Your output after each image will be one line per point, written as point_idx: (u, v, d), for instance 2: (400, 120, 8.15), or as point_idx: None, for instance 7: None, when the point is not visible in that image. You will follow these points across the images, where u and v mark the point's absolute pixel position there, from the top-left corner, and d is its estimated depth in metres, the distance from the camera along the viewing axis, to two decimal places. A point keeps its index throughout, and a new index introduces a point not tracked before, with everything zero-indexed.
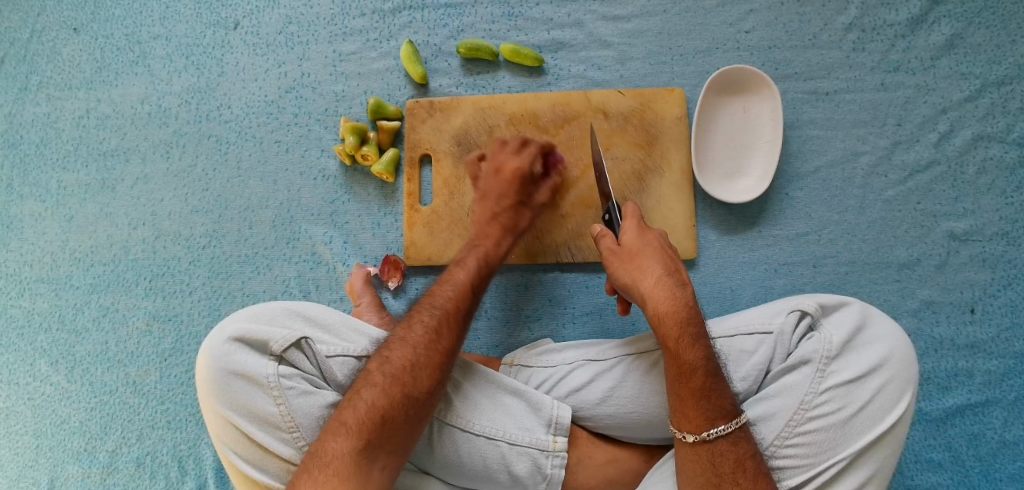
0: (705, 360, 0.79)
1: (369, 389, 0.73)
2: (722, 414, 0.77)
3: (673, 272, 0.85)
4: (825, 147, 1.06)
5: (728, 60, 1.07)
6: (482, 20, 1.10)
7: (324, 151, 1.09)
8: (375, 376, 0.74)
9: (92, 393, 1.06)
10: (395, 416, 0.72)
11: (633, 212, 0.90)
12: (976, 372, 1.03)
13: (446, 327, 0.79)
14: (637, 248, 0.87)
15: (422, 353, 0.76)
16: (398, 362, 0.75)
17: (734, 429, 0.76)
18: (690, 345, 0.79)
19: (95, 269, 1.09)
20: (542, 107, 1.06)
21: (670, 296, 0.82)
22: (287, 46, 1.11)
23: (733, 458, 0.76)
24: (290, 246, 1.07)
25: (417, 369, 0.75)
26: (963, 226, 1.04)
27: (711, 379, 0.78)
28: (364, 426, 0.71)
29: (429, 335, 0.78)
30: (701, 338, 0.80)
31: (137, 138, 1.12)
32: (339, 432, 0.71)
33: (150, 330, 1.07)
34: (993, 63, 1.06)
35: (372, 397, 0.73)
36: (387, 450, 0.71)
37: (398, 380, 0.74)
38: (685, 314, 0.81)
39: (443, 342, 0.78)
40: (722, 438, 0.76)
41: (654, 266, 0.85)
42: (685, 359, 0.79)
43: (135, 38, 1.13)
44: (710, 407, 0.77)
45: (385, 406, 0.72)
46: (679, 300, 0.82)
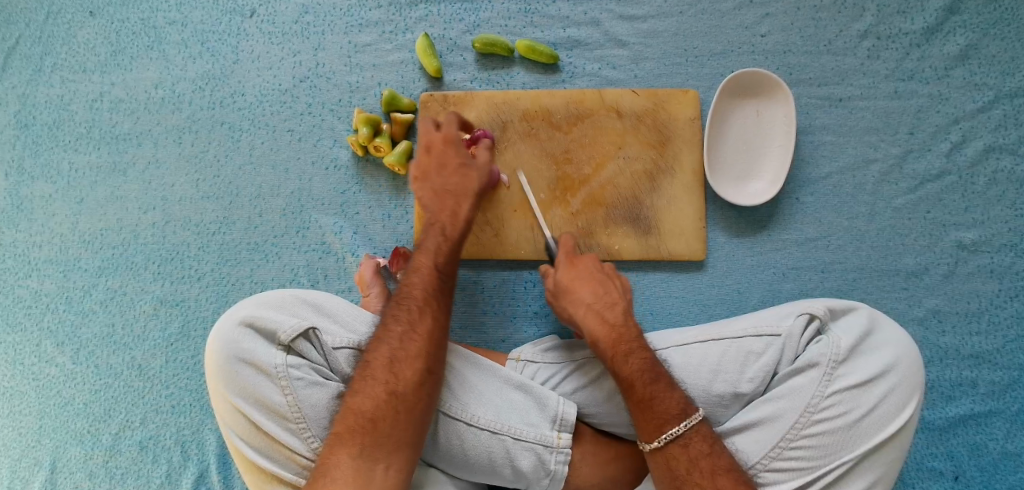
0: (643, 368, 0.82)
1: (356, 396, 0.76)
2: (669, 418, 0.78)
3: (601, 296, 0.90)
4: (837, 153, 1.06)
5: (742, 63, 1.08)
6: (498, 16, 1.10)
7: (337, 141, 1.09)
8: (356, 383, 0.77)
9: (97, 375, 1.06)
10: (387, 417, 0.74)
11: (567, 245, 0.96)
12: (980, 382, 1.03)
13: (421, 316, 0.82)
14: (575, 280, 0.92)
15: (401, 347, 0.79)
16: (377, 363, 0.78)
17: (685, 430, 0.77)
18: (625, 360, 0.83)
19: (104, 252, 1.09)
20: (556, 104, 1.06)
21: (600, 320, 0.87)
22: (303, 35, 1.11)
23: (688, 459, 0.76)
24: (300, 235, 1.07)
25: (395, 364, 0.77)
26: (972, 236, 1.05)
27: (653, 386, 0.80)
28: (359, 433, 0.73)
29: (405, 328, 0.80)
30: (634, 352, 0.84)
31: (150, 123, 1.12)
32: (338, 453, 0.72)
33: (157, 314, 1.07)
34: (1006, 74, 1.06)
35: (361, 403, 0.75)
36: (389, 453, 0.74)
37: (381, 380, 0.76)
38: (617, 334, 0.86)
39: (420, 330, 0.80)
40: (674, 441, 0.77)
41: (584, 295, 0.90)
42: (624, 375, 0.82)
43: (150, 23, 1.14)
44: (657, 413, 0.79)
45: (374, 409, 0.75)
46: (610, 323, 0.87)
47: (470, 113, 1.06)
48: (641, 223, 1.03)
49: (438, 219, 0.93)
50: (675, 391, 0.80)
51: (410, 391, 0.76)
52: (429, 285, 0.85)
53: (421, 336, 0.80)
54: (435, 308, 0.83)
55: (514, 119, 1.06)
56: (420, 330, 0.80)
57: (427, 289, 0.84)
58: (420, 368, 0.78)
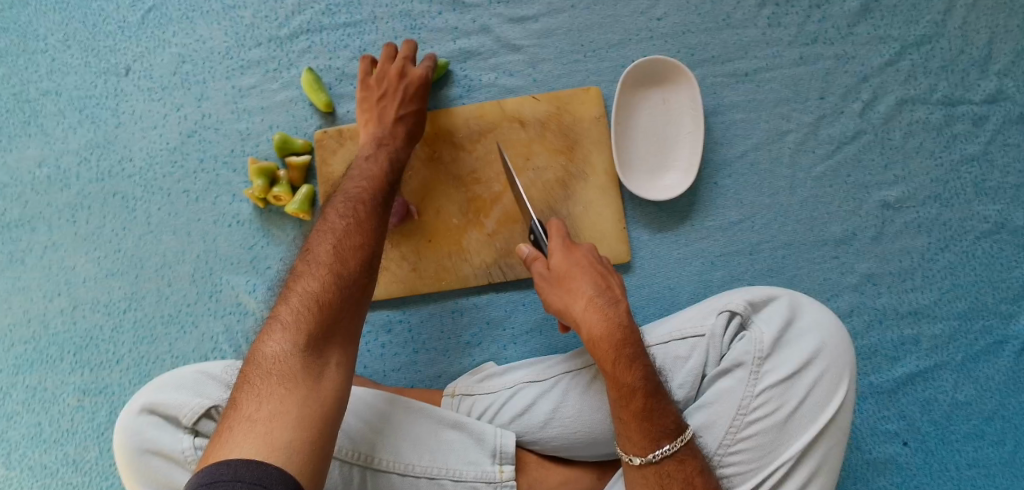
0: (645, 377, 0.76)
1: (300, 281, 0.72)
2: (667, 433, 0.75)
3: (604, 290, 0.81)
4: (750, 130, 1.03)
5: (642, 51, 1.04)
6: (384, 37, 1.05)
7: (236, 195, 1.04)
8: (298, 275, 0.73)
9: (32, 477, 1.01)
10: (333, 303, 0.70)
11: (559, 231, 0.85)
12: (922, 338, 1.02)
13: (363, 211, 0.79)
14: (575, 268, 0.82)
15: (344, 237, 0.76)
16: (319, 254, 0.75)
17: (679, 447, 0.74)
18: (626, 366, 0.76)
19: (16, 349, 1.03)
20: (456, 122, 1.01)
21: (603, 317, 0.79)
22: (184, 87, 1.05)
23: (684, 476, 0.74)
24: (214, 299, 1.02)
25: (339, 252, 0.75)
26: (895, 194, 1.03)
27: (654, 401, 0.75)
28: (302, 317, 0.68)
29: (350, 220, 0.78)
30: (640, 358, 0.77)
31: (40, 204, 1.05)
32: (278, 338, 0.67)
33: (82, 405, 1.02)
34: (910, 23, 1.03)
35: (304, 287, 0.71)
36: (333, 346, 0.69)
37: (325, 265, 0.73)
38: (622, 335, 0.78)
39: (363, 224, 0.78)
40: (669, 457, 0.74)
41: (584, 285, 0.81)
42: (624, 381, 0.76)
43: (23, 97, 1.06)
44: (654, 427, 0.75)
45: (318, 288, 0.71)
46: (614, 320, 0.79)
47: None
48: None
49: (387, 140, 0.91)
50: (672, 406, 0.77)
51: (355, 277, 0.73)
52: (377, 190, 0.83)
53: (365, 227, 0.78)
54: (381, 205, 0.82)
55: None
56: (365, 224, 0.78)
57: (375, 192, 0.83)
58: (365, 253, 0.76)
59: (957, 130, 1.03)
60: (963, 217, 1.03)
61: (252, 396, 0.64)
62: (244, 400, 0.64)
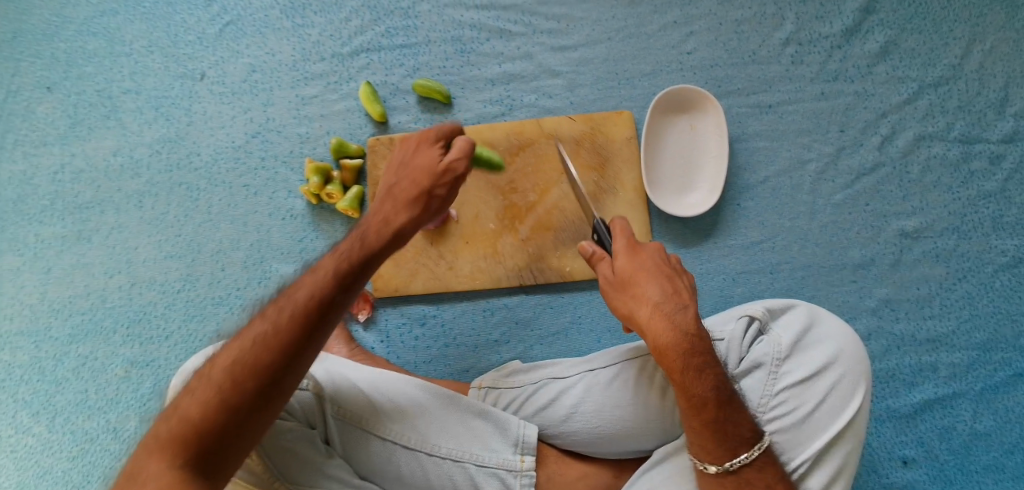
0: (716, 388, 0.77)
1: (197, 387, 0.65)
2: (740, 443, 0.77)
3: (671, 295, 0.79)
4: (772, 157, 1.09)
5: (672, 81, 1.12)
6: (436, 58, 1.15)
7: (292, 192, 1.13)
8: (194, 382, 0.65)
9: (73, 442, 1.08)
10: (212, 426, 0.63)
11: (623, 231, 0.84)
12: (939, 366, 1.05)
13: (289, 316, 0.67)
14: (643, 273, 0.81)
15: (248, 352, 0.65)
16: (220, 365, 0.65)
17: (756, 455, 0.77)
18: (698, 376, 0.77)
19: (73, 319, 1.12)
20: (497, 137, 1.10)
21: (671, 325, 0.78)
22: (252, 93, 1.16)
23: (765, 483, 0.77)
24: (262, 285, 1.10)
25: (237, 372, 0.64)
26: (913, 224, 1.07)
27: (729, 409, 0.77)
28: (182, 431, 0.62)
29: (265, 330, 0.66)
30: (710, 366, 0.77)
31: (111, 189, 1.16)
32: (152, 455, 0.62)
33: (129, 376, 1.09)
34: (928, 65, 1.10)
35: (188, 407, 0.64)
36: (197, 481, 0.61)
37: (215, 385, 0.64)
38: (690, 343, 0.78)
39: (280, 336, 0.66)
40: (749, 465, 0.77)
41: (651, 292, 0.79)
42: (693, 392, 0.77)
43: (106, 93, 1.18)
44: (730, 436, 0.77)
45: (198, 416, 0.63)
46: (683, 327, 0.78)
47: None
48: None
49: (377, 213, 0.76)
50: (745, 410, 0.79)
51: (243, 410, 0.64)
52: (321, 285, 0.68)
53: (276, 344, 0.65)
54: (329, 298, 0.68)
55: None
56: (280, 336, 0.66)
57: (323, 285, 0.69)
58: (265, 381, 0.65)
59: (974, 167, 1.08)
60: (981, 250, 1.07)
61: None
62: None
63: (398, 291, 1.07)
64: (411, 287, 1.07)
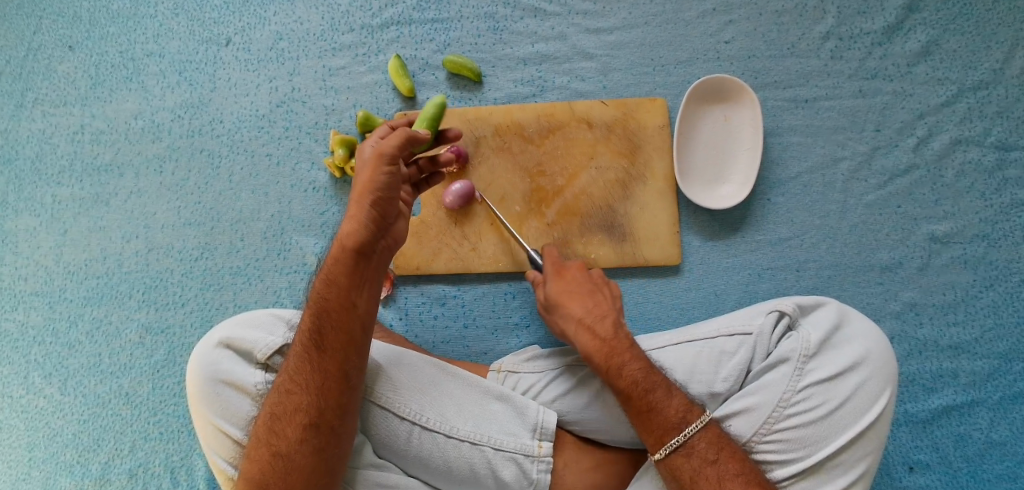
0: (641, 377, 0.80)
1: (267, 400, 0.77)
2: (669, 427, 0.78)
3: (592, 310, 0.88)
4: (805, 153, 1.08)
5: (708, 70, 1.10)
6: (468, 35, 1.12)
7: (315, 164, 1.11)
8: (248, 446, 0.76)
9: (85, 405, 1.07)
10: (282, 428, 0.74)
11: (552, 258, 0.96)
12: (960, 372, 1.03)
13: (296, 363, 0.76)
14: (566, 294, 0.91)
15: (279, 404, 0.75)
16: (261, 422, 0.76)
17: (686, 439, 0.77)
18: (620, 374, 0.81)
19: (89, 282, 1.10)
20: (527, 118, 1.08)
21: (593, 334, 0.86)
22: (278, 61, 1.14)
23: (692, 468, 0.76)
24: (281, 257, 1.09)
25: (276, 425, 0.74)
26: (943, 229, 1.06)
27: (650, 398, 0.79)
28: (262, 438, 0.75)
29: (283, 385, 0.76)
30: (628, 364, 0.82)
31: (131, 153, 1.14)
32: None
33: (143, 342, 1.08)
34: (969, 68, 1.08)
35: (250, 468, 0.74)
36: (286, 475, 0.73)
37: (263, 443, 0.74)
38: (610, 346, 0.84)
39: (299, 382, 0.75)
40: (676, 451, 0.77)
41: (575, 309, 0.89)
42: (620, 388, 0.81)
43: (129, 55, 1.16)
44: (656, 423, 0.78)
45: (261, 470, 0.73)
46: (599, 336, 0.85)
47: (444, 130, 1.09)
48: (615, 230, 1.05)
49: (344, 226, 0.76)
50: (673, 394, 0.80)
51: (295, 451, 0.73)
52: (314, 322, 0.77)
53: (297, 387, 0.75)
54: (342, 296, 0.76)
55: (486, 134, 1.08)
56: (298, 385, 0.75)
57: (332, 289, 0.77)
58: (302, 423, 0.74)
59: (1009, 174, 1.06)
60: (1010, 259, 1.05)
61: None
62: None
63: (420, 270, 1.06)
64: (433, 267, 1.06)
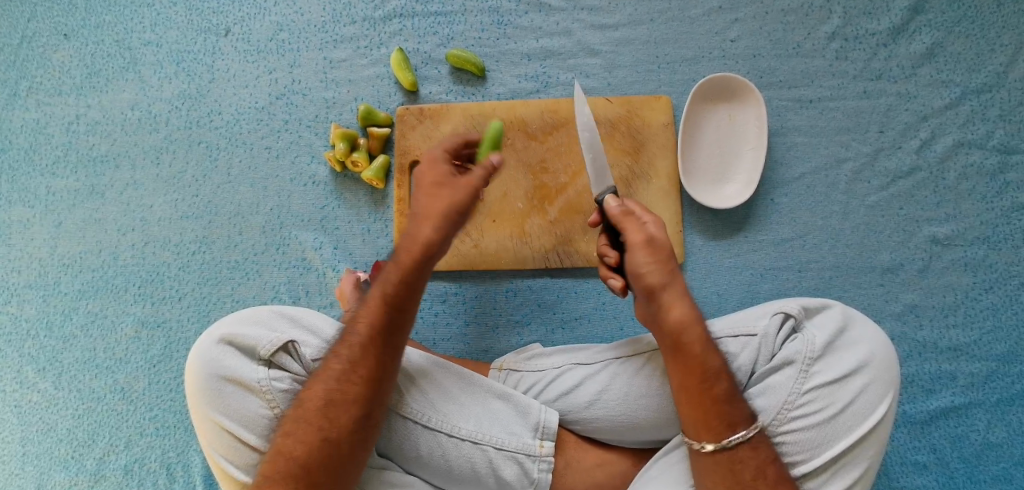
0: (719, 371, 0.77)
1: (315, 384, 0.75)
2: (742, 419, 0.75)
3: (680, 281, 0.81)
4: (809, 154, 1.08)
5: (713, 68, 1.09)
6: (471, 28, 1.11)
7: (315, 157, 1.09)
8: (290, 425, 0.73)
9: (79, 400, 1.05)
10: (336, 415, 0.73)
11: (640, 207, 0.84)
12: (959, 374, 1.04)
13: (357, 351, 0.76)
14: (661, 259, 0.80)
15: (337, 390, 0.74)
16: (310, 403, 0.74)
17: (755, 433, 0.75)
18: (699, 361, 0.76)
19: (83, 275, 1.09)
20: (530, 114, 1.07)
21: (685, 305, 0.79)
22: (279, 53, 1.12)
23: (754, 465, 0.74)
24: (280, 252, 1.07)
25: (330, 410, 0.73)
26: (944, 231, 1.06)
27: (724, 392, 0.76)
28: (310, 423, 0.73)
29: (343, 370, 0.75)
30: (710, 354, 0.77)
31: (127, 144, 1.12)
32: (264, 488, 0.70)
33: (138, 336, 1.07)
34: (973, 70, 1.08)
35: (292, 446, 0.72)
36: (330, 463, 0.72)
37: (313, 425, 0.73)
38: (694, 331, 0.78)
39: (361, 373, 0.75)
40: (743, 444, 0.75)
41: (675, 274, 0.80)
42: (710, 365, 0.76)
43: (126, 44, 1.14)
44: (727, 416, 0.75)
45: (306, 452, 0.71)
46: (687, 318, 0.78)
47: (446, 126, 1.07)
48: None
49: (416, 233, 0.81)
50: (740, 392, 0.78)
51: (347, 439, 0.73)
52: (378, 315, 0.78)
53: (357, 377, 0.75)
54: (407, 297, 0.79)
55: (489, 130, 1.07)
56: (360, 375, 0.75)
57: (399, 287, 0.79)
58: (358, 415, 0.74)
59: (1010, 177, 1.06)
60: (1010, 262, 1.05)
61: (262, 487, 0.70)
62: None
63: None
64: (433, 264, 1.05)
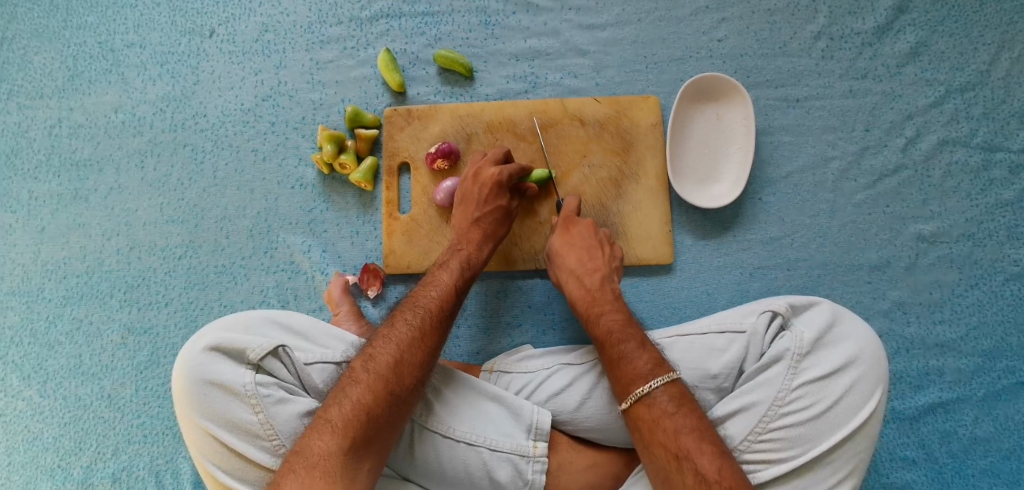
0: (616, 326, 0.87)
1: (383, 344, 0.80)
2: (637, 376, 0.80)
3: (584, 262, 0.95)
4: (797, 152, 1.08)
5: (701, 68, 1.10)
6: (459, 29, 1.10)
7: (302, 159, 1.08)
8: (358, 375, 0.77)
9: (64, 408, 1.04)
10: (403, 372, 0.78)
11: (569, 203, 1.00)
12: (946, 370, 1.04)
13: (426, 322, 0.83)
14: (564, 245, 0.97)
15: (405, 351, 0.79)
16: (377, 359, 0.78)
17: (650, 389, 0.78)
18: (597, 320, 0.89)
19: (68, 281, 1.07)
20: (519, 114, 1.07)
21: (581, 287, 0.93)
22: (264, 54, 1.11)
23: (651, 417, 0.77)
24: (268, 256, 1.07)
25: (396, 367, 0.78)
26: (931, 228, 1.07)
27: (621, 346, 0.84)
28: (379, 374, 0.76)
29: (414, 335, 0.81)
30: (606, 313, 0.89)
31: (111, 147, 1.10)
32: (325, 430, 0.72)
33: (125, 342, 1.05)
34: (956, 69, 1.09)
35: (357, 394, 0.75)
36: (387, 417, 0.75)
37: (379, 378, 0.76)
38: (592, 297, 0.92)
39: (428, 343, 0.81)
40: (641, 400, 0.79)
41: (569, 260, 0.95)
42: (597, 333, 0.87)
43: (109, 46, 1.12)
44: (627, 372, 0.81)
45: (369, 402, 0.74)
46: (586, 287, 0.93)
47: (435, 127, 1.07)
48: (608, 229, 1.05)
49: (465, 244, 0.95)
50: (647, 348, 0.83)
51: (407, 398, 0.77)
52: (442, 298, 0.87)
53: (423, 343, 0.81)
54: (458, 292, 0.90)
55: (478, 131, 1.06)
56: (426, 343, 0.81)
57: (458, 280, 0.90)
58: (419, 379, 0.79)
59: (994, 175, 1.07)
60: (995, 258, 1.06)
61: (322, 434, 0.72)
62: (305, 443, 0.71)
63: (410, 269, 1.04)
64: (423, 265, 1.04)
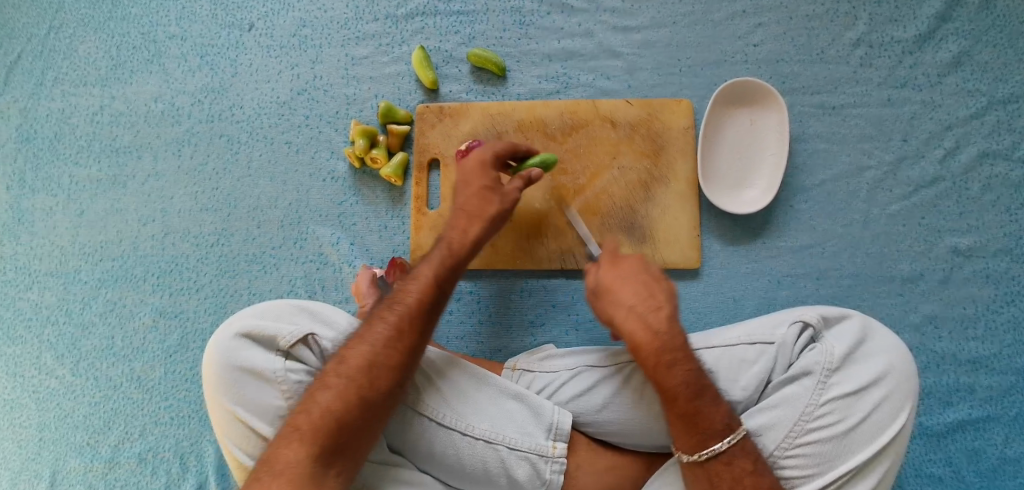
0: (693, 380, 0.78)
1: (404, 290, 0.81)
2: (713, 434, 0.76)
3: (646, 299, 0.83)
4: (830, 161, 1.07)
5: (736, 73, 1.09)
6: (494, 28, 1.11)
7: (335, 153, 1.10)
8: (327, 381, 0.74)
9: (95, 387, 1.07)
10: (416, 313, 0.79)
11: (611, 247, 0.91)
12: (977, 387, 1.02)
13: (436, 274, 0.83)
14: (619, 280, 0.86)
15: (385, 320, 0.78)
16: (344, 363, 0.75)
17: (728, 446, 0.76)
18: (668, 372, 0.78)
19: (104, 265, 1.10)
20: (551, 115, 1.07)
21: (646, 326, 0.81)
22: (301, 48, 1.13)
23: (732, 476, 0.76)
24: (298, 247, 1.08)
25: (359, 371, 0.75)
26: (967, 242, 1.04)
27: (698, 403, 0.77)
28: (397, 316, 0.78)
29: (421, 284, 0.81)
30: (679, 364, 0.79)
31: (150, 135, 1.13)
32: (350, 361, 0.75)
33: (156, 326, 1.08)
34: (1000, 80, 1.06)
35: (378, 334, 0.77)
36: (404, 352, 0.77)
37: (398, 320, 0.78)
38: (662, 342, 0.80)
39: (404, 339, 0.77)
40: (715, 457, 0.76)
41: (626, 296, 0.84)
42: (668, 388, 0.78)
43: (151, 37, 1.15)
44: (700, 428, 0.77)
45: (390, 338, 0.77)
46: (653, 329, 0.81)
47: (466, 124, 1.08)
48: (635, 232, 1.05)
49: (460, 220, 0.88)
50: (720, 402, 0.78)
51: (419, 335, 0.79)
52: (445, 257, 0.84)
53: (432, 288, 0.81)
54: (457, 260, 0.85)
55: (509, 130, 1.07)
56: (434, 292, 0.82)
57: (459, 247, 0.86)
58: (395, 381, 0.76)
59: None
60: None
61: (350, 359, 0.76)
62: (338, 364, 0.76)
63: None
64: None
